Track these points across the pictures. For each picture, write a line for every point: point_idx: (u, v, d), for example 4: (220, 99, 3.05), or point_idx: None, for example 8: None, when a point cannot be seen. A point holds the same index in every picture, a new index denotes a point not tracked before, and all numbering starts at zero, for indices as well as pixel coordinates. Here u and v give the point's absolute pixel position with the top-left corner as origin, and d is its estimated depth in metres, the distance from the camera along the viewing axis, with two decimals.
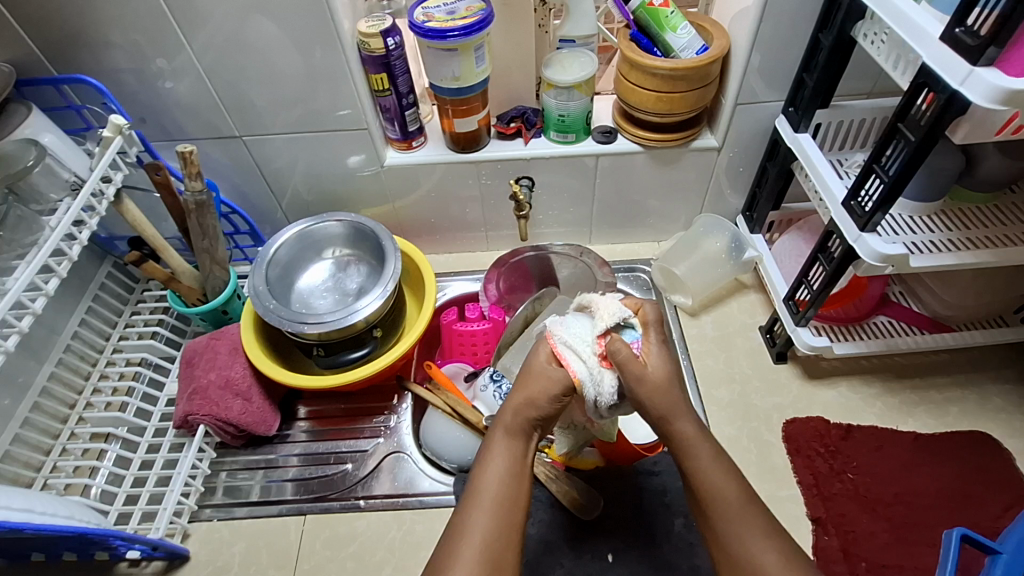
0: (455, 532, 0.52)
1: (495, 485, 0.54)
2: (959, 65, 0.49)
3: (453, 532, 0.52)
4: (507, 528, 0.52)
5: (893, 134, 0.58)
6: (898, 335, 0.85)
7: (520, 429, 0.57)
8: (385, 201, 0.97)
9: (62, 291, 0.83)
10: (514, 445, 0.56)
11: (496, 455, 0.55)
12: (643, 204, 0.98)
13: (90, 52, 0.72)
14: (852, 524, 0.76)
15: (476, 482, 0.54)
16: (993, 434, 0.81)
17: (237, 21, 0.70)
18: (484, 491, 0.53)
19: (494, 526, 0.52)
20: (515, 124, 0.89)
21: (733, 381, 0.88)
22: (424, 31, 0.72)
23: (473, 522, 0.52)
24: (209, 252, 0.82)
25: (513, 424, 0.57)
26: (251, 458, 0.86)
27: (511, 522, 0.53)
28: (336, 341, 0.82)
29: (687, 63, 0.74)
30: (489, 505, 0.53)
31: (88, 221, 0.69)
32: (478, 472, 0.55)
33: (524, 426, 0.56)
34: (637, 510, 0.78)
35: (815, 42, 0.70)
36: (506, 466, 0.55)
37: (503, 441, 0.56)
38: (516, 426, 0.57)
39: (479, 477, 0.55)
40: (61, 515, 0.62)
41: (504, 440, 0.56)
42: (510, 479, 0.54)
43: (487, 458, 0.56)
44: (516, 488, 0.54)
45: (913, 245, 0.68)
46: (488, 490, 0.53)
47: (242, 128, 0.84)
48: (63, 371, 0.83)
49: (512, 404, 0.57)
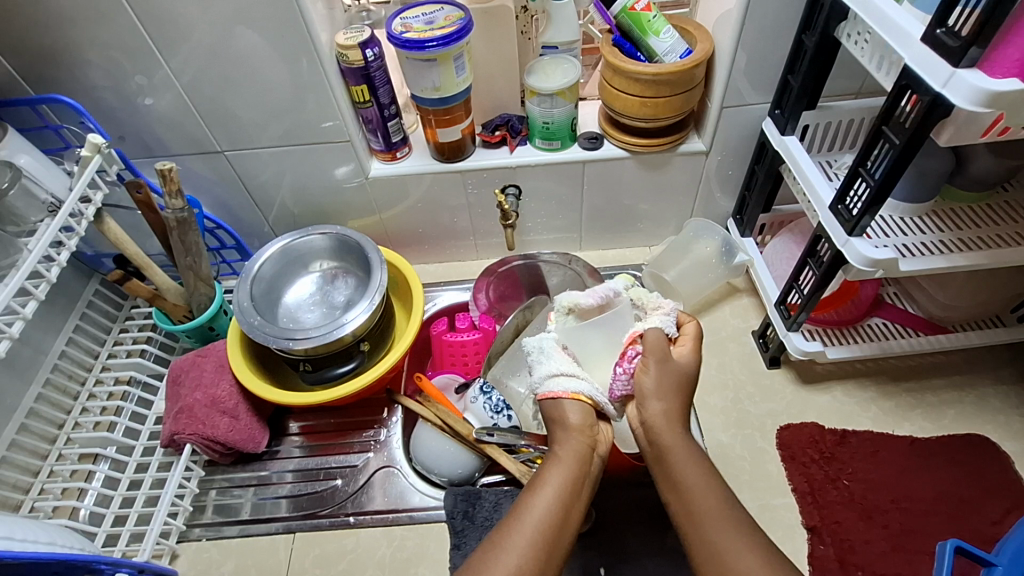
0: (491, 547, 0.51)
1: (541, 512, 0.52)
2: (941, 67, 0.48)
3: (487, 548, 0.51)
4: (544, 561, 0.50)
5: (878, 137, 0.57)
6: (893, 337, 0.83)
7: (578, 460, 0.56)
8: (371, 212, 0.96)
9: (48, 310, 0.82)
10: (569, 478, 0.55)
11: (549, 484, 0.54)
12: (633, 209, 0.97)
13: (67, 70, 0.71)
14: (848, 532, 0.74)
15: (522, 505, 0.53)
16: (991, 436, 0.80)
17: (219, 35, 0.69)
18: (530, 514, 0.52)
19: (532, 552, 0.50)
20: (500, 132, 0.88)
21: (727, 387, 0.87)
22: (402, 42, 0.71)
23: (513, 542, 0.50)
24: (192, 269, 0.82)
25: (572, 453, 0.56)
26: (240, 476, 0.85)
27: (548, 554, 0.51)
28: (324, 355, 0.81)
29: (671, 67, 0.73)
30: (531, 530, 0.51)
31: (66, 241, 0.68)
32: (526, 496, 0.54)
33: (582, 457, 0.55)
34: (629, 522, 0.77)
35: (798, 44, 0.69)
36: (555, 494, 0.54)
37: (558, 470, 0.55)
38: (574, 456, 0.56)
39: (526, 502, 0.53)
40: (42, 541, 0.61)
41: (562, 465, 0.55)
42: (558, 509, 0.53)
43: (539, 482, 0.55)
44: (562, 521, 0.53)
45: (903, 248, 0.67)
46: (532, 515, 0.52)
47: (225, 143, 0.83)
48: (51, 392, 0.81)
49: (569, 432, 0.56)
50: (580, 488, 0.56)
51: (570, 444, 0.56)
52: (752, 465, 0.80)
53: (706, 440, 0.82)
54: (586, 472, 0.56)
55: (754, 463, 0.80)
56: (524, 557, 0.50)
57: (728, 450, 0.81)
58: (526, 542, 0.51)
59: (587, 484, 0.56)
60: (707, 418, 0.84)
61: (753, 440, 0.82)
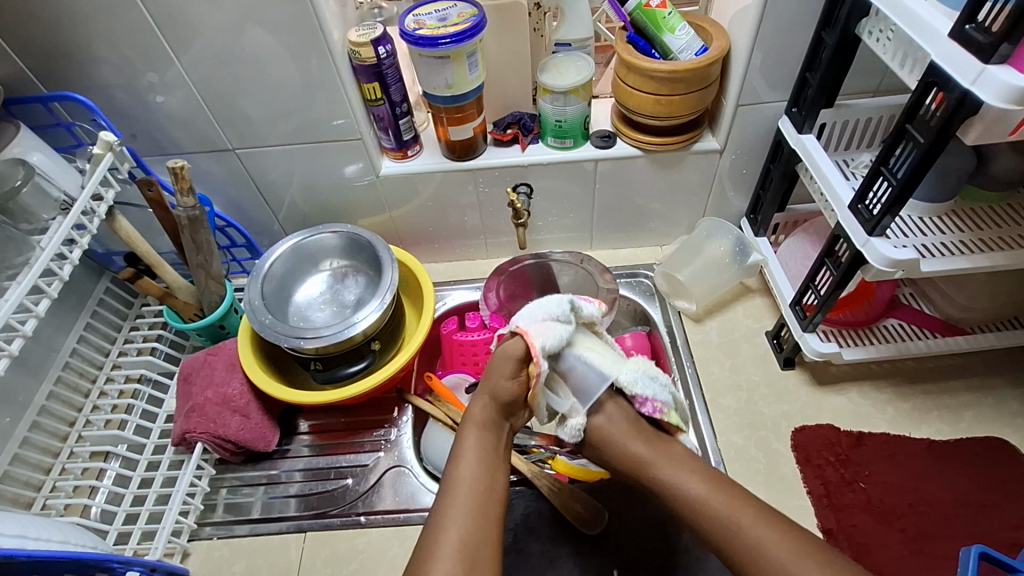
0: (435, 530, 0.58)
1: (470, 480, 0.61)
2: (969, 64, 0.47)
3: (432, 530, 0.58)
4: (481, 523, 0.58)
5: (902, 135, 0.56)
6: (910, 339, 0.82)
7: (489, 423, 0.66)
8: (382, 210, 0.96)
9: (60, 308, 0.82)
10: (485, 442, 0.64)
11: (468, 450, 0.64)
12: (645, 208, 0.96)
13: (79, 67, 0.71)
14: (866, 536, 0.74)
15: (453, 479, 0.62)
16: (1011, 440, 0.79)
17: (231, 33, 0.69)
18: (460, 482, 0.61)
19: (470, 522, 0.58)
20: (511, 130, 0.87)
21: (740, 389, 0.86)
22: (415, 39, 0.71)
23: (452, 519, 0.58)
24: (204, 268, 0.81)
25: (481, 417, 0.66)
26: (250, 474, 0.85)
27: (485, 516, 0.59)
28: (334, 355, 0.80)
29: (686, 65, 0.72)
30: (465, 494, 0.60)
31: (79, 239, 0.68)
32: (454, 469, 0.62)
33: (491, 418, 0.66)
34: (643, 526, 0.76)
35: (817, 41, 0.68)
36: (476, 457, 0.63)
37: (474, 435, 0.65)
38: (481, 420, 0.66)
39: (456, 477, 0.62)
40: (56, 540, 0.61)
41: (473, 433, 0.65)
42: (482, 474, 0.62)
43: (460, 452, 0.64)
44: (488, 482, 0.61)
45: (923, 249, 0.66)
46: (465, 487, 0.61)
47: (236, 141, 0.83)
48: (62, 389, 0.81)
49: (478, 399, 0.67)
50: (495, 442, 0.65)
51: (481, 409, 0.66)
52: (767, 466, 0.79)
53: (719, 443, 0.81)
54: (497, 431, 0.66)
55: (770, 465, 0.79)
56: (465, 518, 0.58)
57: (742, 451, 0.81)
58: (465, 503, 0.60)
59: (502, 438, 0.66)
60: (720, 419, 0.84)
61: (767, 442, 0.81)
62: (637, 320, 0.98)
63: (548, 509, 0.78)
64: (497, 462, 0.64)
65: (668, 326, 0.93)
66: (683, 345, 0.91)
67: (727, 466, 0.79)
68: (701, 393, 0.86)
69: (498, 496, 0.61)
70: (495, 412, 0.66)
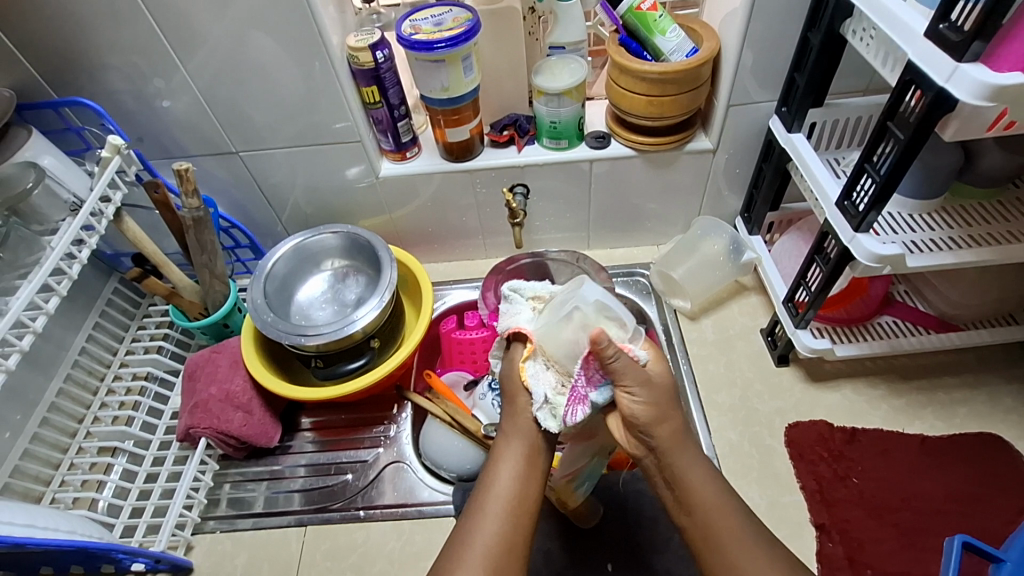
0: (465, 532, 0.57)
1: (504, 486, 0.59)
2: (944, 62, 0.48)
3: (460, 534, 0.57)
4: (512, 531, 0.57)
5: (883, 132, 0.57)
6: (904, 335, 0.83)
7: (529, 436, 0.62)
8: (382, 212, 0.98)
9: (69, 308, 0.85)
10: (523, 453, 0.61)
11: (505, 462, 0.61)
12: (641, 208, 0.97)
13: (88, 75, 0.74)
14: (858, 530, 0.74)
15: (486, 486, 0.60)
16: (1004, 435, 0.79)
17: (235, 39, 0.71)
18: (493, 494, 0.59)
19: (501, 530, 0.56)
20: (507, 132, 0.89)
21: (734, 385, 0.87)
22: (411, 43, 0.73)
23: (483, 524, 0.57)
24: (208, 268, 0.84)
25: (523, 429, 0.62)
26: (253, 469, 0.86)
27: (518, 524, 0.57)
28: (335, 352, 0.82)
29: (676, 66, 0.74)
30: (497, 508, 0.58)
31: (88, 240, 0.70)
32: (487, 479, 0.60)
33: (533, 433, 0.62)
34: (636, 519, 0.77)
35: (804, 42, 0.69)
36: (513, 470, 0.60)
37: (512, 448, 0.62)
38: (518, 431, 0.62)
39: (489, 484, 0.60)
40: (63, 530, 0.63)
41: (508, 443, 0.62)
42: (516, 482, 0.59)
43: (495, 462, 0.61)
44: (523, 492, 0.59)
45: (911, 245, 0.67)
46: (497, 495, 0.59)
47: (240, 144, 0.85)
48: (71, 387, 0.84)
49: (514, 410, 0.63)
50: (535, 459, 0.62)
51: (521, 419, 0.63)
52: (760, 461, 0.80)
53: (713, 438, 0.82)
54: (539, 443, 0.62)
55: (763, 460, 0.80)
56: (494, 533, 0.56)
57: (736, 447, 0.81)
58: (500, 516, 0.57)
59: (546, 451, 0.62)
60: (714, 415, 0.84)
61: (761, 438, 0.82)
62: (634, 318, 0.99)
63: (544, 505, 0.79)
64: (537, 471, 0.61)
65: (663, 324, 0.94)
66: (678, 342, 0.92)
67: (721, 462, 0.80)
68: (696, 390, 0.87)
69: (534, 508, 0.59)
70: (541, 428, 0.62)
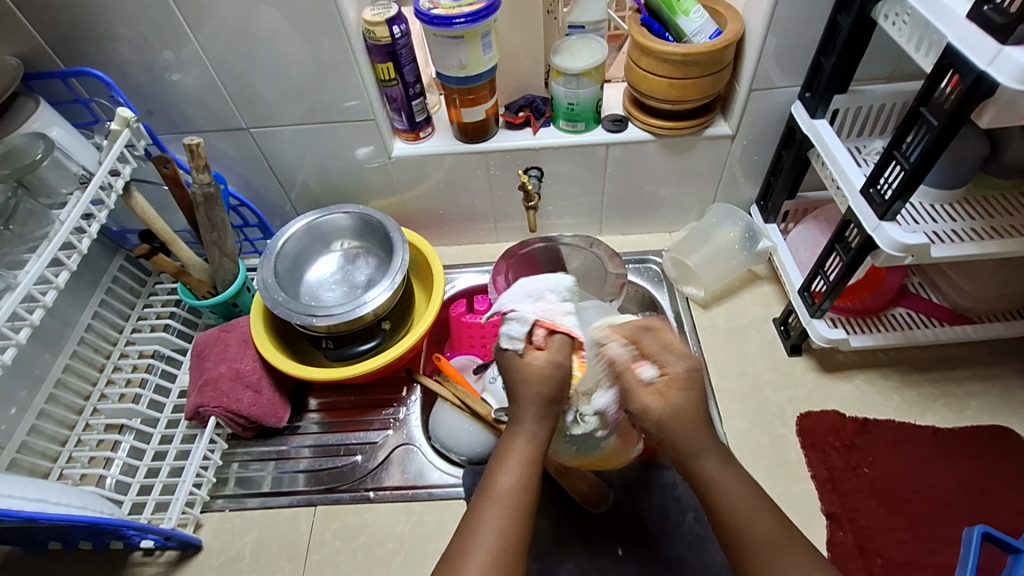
0: (465, 537, 0.50)
1: (511, 487, 0.52)
2: (986, 46, 0.47)
3: (462, 535, 0.50)
4: (518, 538, 0.50)
5: (915, 119, 0.56)
6: (918, 327, 0.82)
7: (539, 437, 0.55)
8: (393, 193, 0.96)
9: (75, 283, 0.84)
10: (530, 453, 0.54)
11: (511, 463, 0.53)
12: (654, 193, 0.96)
13: (96, 45, 0.72)
14: (868, 520, 0.74)
15: (491, 482, 0.53)
16: (1016, 429, 0.79)
17: (246, 13, 0.69)
18: (498, 494, 0.51)
19: (506, 531, 0.50)
20: (523, 114, 0.88)
21: (746, 374, 0.87)
22: (429, 18, 0.71)
23: (487, 526, 0.50)
24: (218, 245, 0.82)
25: (532, 430, 0.55)
26: (262, 449, 0.86)
27: (522, 531, 0.50)
28: (345, 333, 0.81)
29: (700, 48, 0.72)
30: (503, 509, 0.51)
31: (97, 214, 0.69)
32: (492, 476, 0.53)
33: (543, 434, 0.55)
34: (646, 505, 0.77)
35: (833, 25, 0.67)
36: (521, 469, 0.53)
37: (520, 448, 0.54)
38: (538, 435, 0.55)
39: (492, 485, 0.52)
40: (75, 506, 0.63)
41: (522, 443, 0.54)
42: (524, 484, 0.52)
43: (501, 462, 0.53)
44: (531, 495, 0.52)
45: (934, 235, 0.66)
46: (502, 495, 0.51)
47: (250, 120, 0.83)
48: (77, 363, 0.83)
49: (533, 411, 0.55)
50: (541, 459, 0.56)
51: (535, 422, 0.55)
52: (771, 450, 0.80)
53: (725, 426, 0.82)
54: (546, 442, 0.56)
55: (774, 448, 0.80)
56: (501, 536, 0.49)
57: (746, 435, 0.81)
58: (505, 517, 0.50)
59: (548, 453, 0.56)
60: (726, 403, 0.84)
61: (772, 426, 0.82)
62: (645, 306, 0.98)
63: (553, 490, 0.79)
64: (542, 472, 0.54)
65: (675, 311, 0.94)
66: (690, 329, 0.92)
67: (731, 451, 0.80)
68: (707, 377, 0.87)
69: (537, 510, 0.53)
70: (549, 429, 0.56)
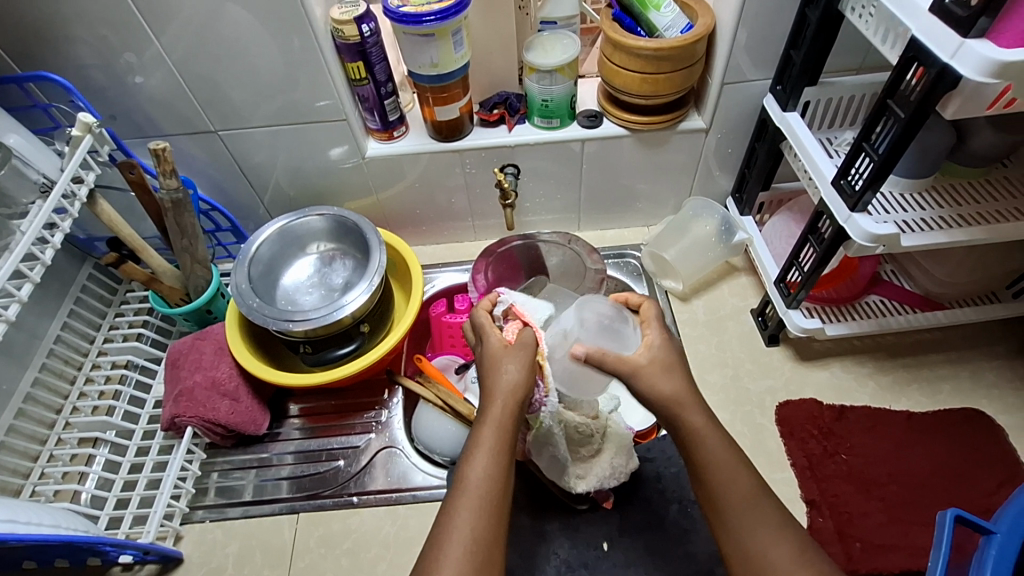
0: (441, 531, 0.50)
1: (481, 477, 0.52)
2: (950, 38, 0.48)
3: (438, 530, 0.51)
4: (492, 528, 0.50)
5: (883, 110, 0.57)
6: (891, 314, 0.84)
7: (509, 422, 0.54)
8: (369, 193, 0.95)
9: (42, 295, 0.81)
10: (501, 438, 0.53)
11: (482, 452, 0.53)
12: (631, 187, 0.96)
13: (53, 47, 0.69)
14: (847, 505, 0.76)
15: (463, 474, 0.52)
16: (986, 410, 0.81)
17: (210, 12, 0.67)
18: (470, 485, 0.51)
19: (479, 523, 0.50)
20: (497, 111, 0.87)
21: (725, 365, 0.88)
22: (399, 15, 0.70)
23: (460, 519, 0.50)
24: (188, 251, 0.81)
25: (501, 415, 0.54)
26: (241, 458, 0.85)
27: (498, 521, 0.51)
28: (323, 338, 0.80)
29: (672, 42, 0.72)
30: (475, 500, 0.51)
31: (60, 224, 0.67)
32: (464, 467, 0.53)
33: (513, 417, 0.54)
34: (629, 499, 0.78)
35: (802, 18, 0.68)
36: (492, 457, 0.52)
37: (489, 434, 0.53)
38: (504, 419, 0.54)
39: (463, 476, 0.52)
40: (47, 524, 0.61)
41: (490, 430, 0.53)
42: (497, 473, 0.52)
43: (473, 451, 0.53)
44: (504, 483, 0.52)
45: (904, 224, 0.67)
46: (475, 486, 0.51)
47: (218, 123, 0.81)
48: (46, 376, 0.80)
49: (497, 396, 0.54)
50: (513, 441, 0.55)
51: (504, 406, 0.54)
52: (752, 441, 0.81)
53: None
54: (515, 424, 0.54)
55: (755, 439, 0.81)
56: (474, 528, 0.50)
57: (727, 427, 0.82)
58: (477, 507, 0.50)
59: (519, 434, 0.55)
60: (706, 395, 0.85)
61: (752, 416, 0.83)
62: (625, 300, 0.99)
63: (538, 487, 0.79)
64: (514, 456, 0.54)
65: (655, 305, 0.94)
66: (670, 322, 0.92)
67: None
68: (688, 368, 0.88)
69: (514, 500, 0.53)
70: (517, 411, 0.55)
